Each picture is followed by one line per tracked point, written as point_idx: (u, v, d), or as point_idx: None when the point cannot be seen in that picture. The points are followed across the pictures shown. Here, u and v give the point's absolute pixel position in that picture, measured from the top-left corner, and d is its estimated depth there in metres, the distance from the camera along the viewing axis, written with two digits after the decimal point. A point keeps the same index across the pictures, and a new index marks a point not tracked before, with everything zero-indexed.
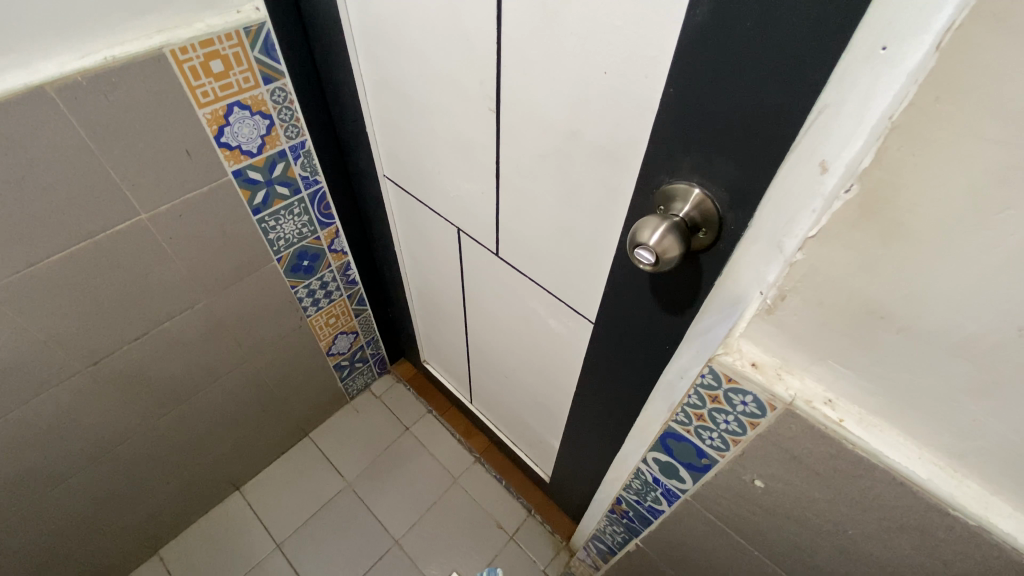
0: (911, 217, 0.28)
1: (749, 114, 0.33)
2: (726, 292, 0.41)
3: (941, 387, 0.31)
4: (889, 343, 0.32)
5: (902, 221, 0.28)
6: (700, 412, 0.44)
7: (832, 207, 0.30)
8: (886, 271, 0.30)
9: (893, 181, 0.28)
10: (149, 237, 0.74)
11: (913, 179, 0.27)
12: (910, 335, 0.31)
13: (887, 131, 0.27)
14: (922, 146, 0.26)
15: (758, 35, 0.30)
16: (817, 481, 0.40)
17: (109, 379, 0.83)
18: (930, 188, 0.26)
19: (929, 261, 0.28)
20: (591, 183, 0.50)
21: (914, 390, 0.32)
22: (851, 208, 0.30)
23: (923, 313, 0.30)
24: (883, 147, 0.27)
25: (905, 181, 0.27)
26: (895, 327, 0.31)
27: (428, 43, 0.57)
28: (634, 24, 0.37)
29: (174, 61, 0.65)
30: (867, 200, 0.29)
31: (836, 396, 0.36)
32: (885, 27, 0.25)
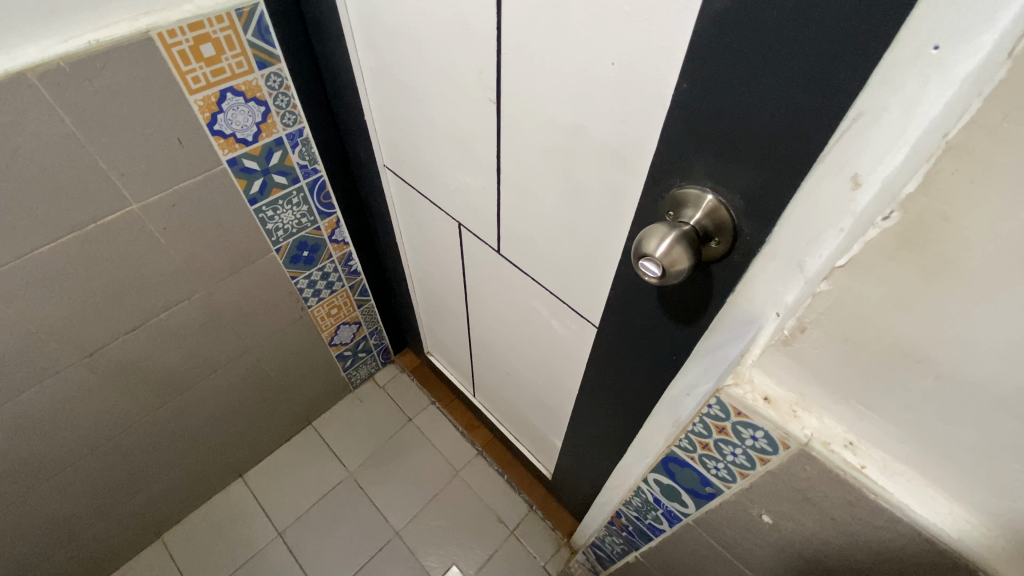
0: (961, 254, 0.24)
1: (773, 116, 0.29)
2: (738, 311, 0.37)
3: (983, 442, 0.27)
4: (925, 389, 0.28)
5: (947, 258, 0.25)
6: (706, 441, 0.41)
7: (865, 235, 0.27)
8: (927, 311, 0.26)
9: (942, 212, 0.24)
10: (142, 227, 0.72)
11: (964, 211, 0.23)
12: (951, 384, 0.27)
13: (940, 151, 0.23)
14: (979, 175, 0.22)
15: (786, 26, 0.26)
16: (832, 524, 0.36)
17: (106, 370, 0.82)
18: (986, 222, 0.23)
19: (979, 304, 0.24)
20: (596, 182, 0.47)
21: (950, 440, 0.29)
22: (888, 238, 0.26)
23: (969, 361, 0.26)
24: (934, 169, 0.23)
25: (956, 213, 0.23)
26: (933, 374, 0.28)
27: (425, 27, 0.53)
28: (646, 12, 0.33)
29: (162, 45, 0.62)
30: (905, 230, 0.25)
31: (859, 439, 0.33)
32: (938, 21, 0.21)
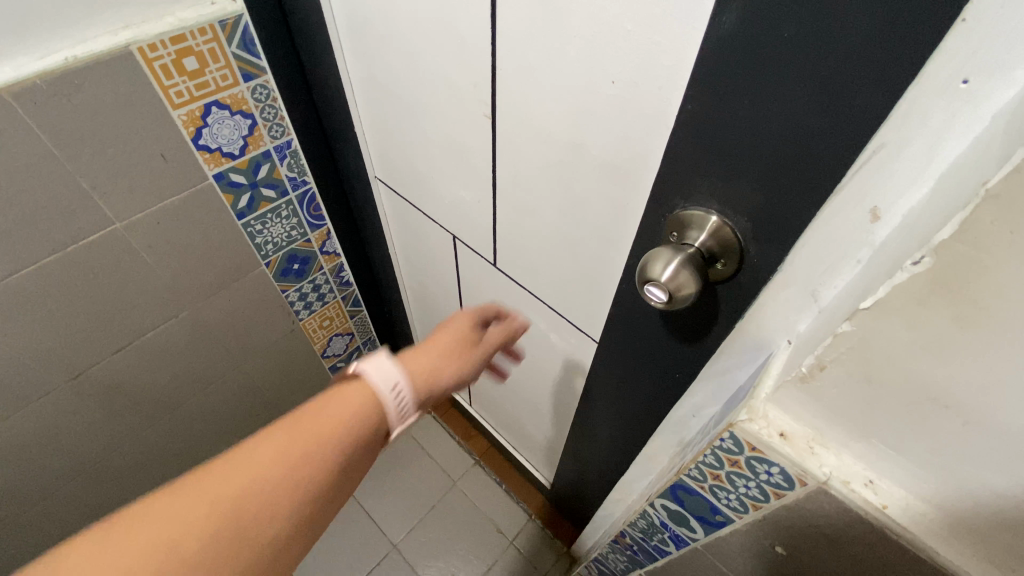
0: (1004, 303, 0.20)
1: (784, 142, 0.29)
2: (748, 337, 0.38)
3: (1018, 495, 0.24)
4: (954, 435, 0.25)
5: (987, 306, 0.21)
6: (717, 473, 0.37)
7: (895, 277, 0.23)
8: (960, 358, 0.23)
9: (977, 261, 0.20)
10: (126, 246, 0.70)
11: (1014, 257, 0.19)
12: (982, 431, 0.24)
13: (979, 197, 0.19)
14: None
15: (800, 49, 0.26)
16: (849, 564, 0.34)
17: (91, 392, 0.79)
18: None
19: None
20: (596, 199, 0.45)
21: (978, 487, 0.26)
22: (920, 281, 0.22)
23: (1001, 410, 0.23)
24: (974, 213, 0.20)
25: (1002, 260, 0.20)
26: (960, 420, 0.24)
27: (417, 40, 0.52)
28: (649, 31, 0.32)
29: (143, 59, 0.59)
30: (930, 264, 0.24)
31: (878, 476, 0.30)
32: (969, 56, 0.21)
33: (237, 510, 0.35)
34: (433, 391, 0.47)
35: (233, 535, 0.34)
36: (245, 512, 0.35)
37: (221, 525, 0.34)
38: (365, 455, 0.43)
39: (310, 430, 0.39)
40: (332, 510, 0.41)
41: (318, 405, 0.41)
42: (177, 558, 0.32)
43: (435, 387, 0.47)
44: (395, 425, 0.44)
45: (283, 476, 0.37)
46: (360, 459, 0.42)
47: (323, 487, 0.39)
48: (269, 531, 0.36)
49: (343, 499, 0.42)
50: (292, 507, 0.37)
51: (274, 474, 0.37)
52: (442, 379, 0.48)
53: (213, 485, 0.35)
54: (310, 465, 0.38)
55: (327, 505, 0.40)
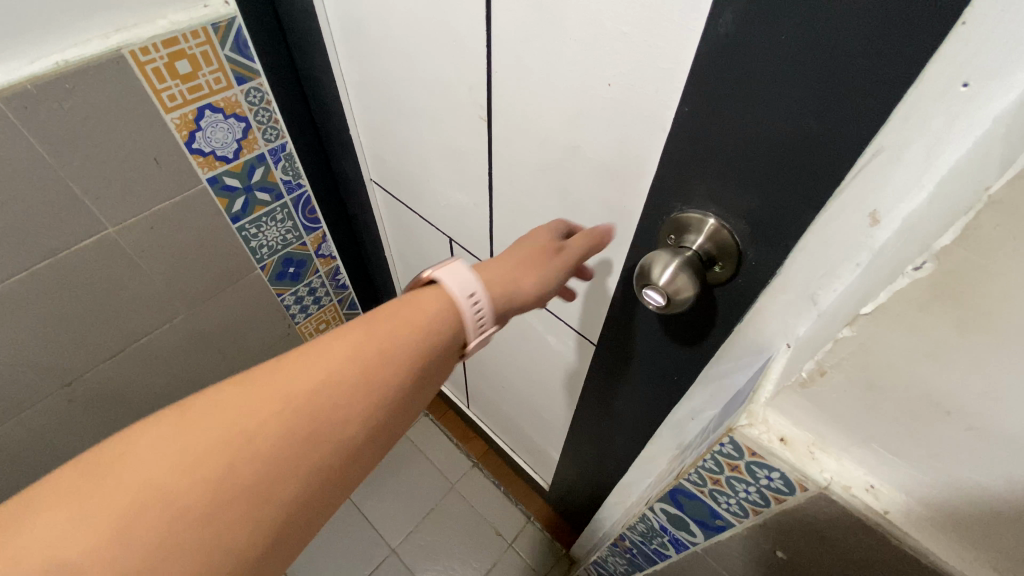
0: (1006, 309, 0.20)
1: (783, 146, 0.28)
2: (747, 340, 0.39)
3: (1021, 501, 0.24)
4: (955, 442, 0.25)
5: (989, 313, 0.21)
6: (717, 477, 0.37)
7: (896, 283, 0.23)
8: (962, 364, 0.23)
9: (979, 266, 0.20)
10: (119, 251, 0.69)
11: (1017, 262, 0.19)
12: (984, 437, 0.24)
13: (982, 202, 0.19)
14: None
15: (798, 51, 0.25)
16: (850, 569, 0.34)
17: (85, 398, 0.79)
18: None
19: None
20: (593, 202, 0.45)
21: (981, 494, 0.25)
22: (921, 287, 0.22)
23: (1002, 416, 0.23)
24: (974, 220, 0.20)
25: (1006, 266, 0.19)
26: (962, 426, 0.24)
27: (412, 42, 0.51)
28: (645, 33, 0.32)
29: (135, 63, 0.59)
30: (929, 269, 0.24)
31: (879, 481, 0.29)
32: (968, 58, 0.21)
33: (314, 405, 0.32)
34: (518, 304, 0.42)
35: (309, 431, 0.32)
36: (318, 413, 0.32)
37: (299, 419, 0.32)
38: (443, 363, 0.39)
39: (392, 329, 0.36)
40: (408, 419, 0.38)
41: (399, 305, 0.38)
42: (253, 447, 0.30)
43: (518, 300, 0.42)
44: (474, 336, 0.40)
45: (363, 373, 0.34)
46: (439, 367, 0.39)
47: (402, 393, 0.36)
48: (346, 432, 0.33)
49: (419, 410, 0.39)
50: (370, 407, 0.34)
51: (355, 370, 0.34)
52: (523, 292, 0.41)
53: (288, 380, 0.33)
54: (392, 367, 0.35)
55: (405, 413, 0.37)
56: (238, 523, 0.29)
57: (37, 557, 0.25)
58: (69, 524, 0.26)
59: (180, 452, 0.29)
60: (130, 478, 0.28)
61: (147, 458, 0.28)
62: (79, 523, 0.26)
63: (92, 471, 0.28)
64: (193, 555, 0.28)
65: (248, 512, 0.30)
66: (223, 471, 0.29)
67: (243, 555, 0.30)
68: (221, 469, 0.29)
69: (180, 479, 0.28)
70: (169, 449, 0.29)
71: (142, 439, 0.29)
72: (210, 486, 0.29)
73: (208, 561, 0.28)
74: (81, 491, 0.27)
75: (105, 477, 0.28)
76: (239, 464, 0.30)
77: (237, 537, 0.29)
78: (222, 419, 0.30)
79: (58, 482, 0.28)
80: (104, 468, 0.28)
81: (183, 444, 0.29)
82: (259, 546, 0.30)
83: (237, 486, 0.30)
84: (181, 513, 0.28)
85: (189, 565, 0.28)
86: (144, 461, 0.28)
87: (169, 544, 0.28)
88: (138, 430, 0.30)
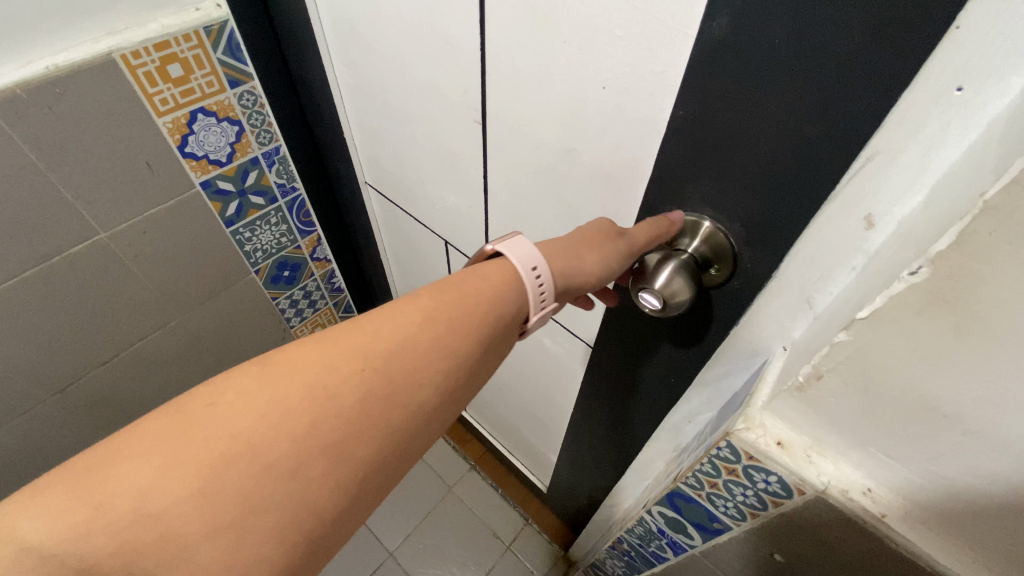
0: (1002, 314, 0.20)
1: (778, 148, 0.28)
2: (744, 342, 0.39)
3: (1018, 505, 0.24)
4: (953, 445, 0.25)
5: (985, 317, 0.21)
6: (714, 481, 0.37)
7: (893, 287, 0.23)
8: (958, 368, 0.23)
9: (975, 271, 0.20)
10: (112, 256, 0.69)
11: (1014, 268, 0.19)
12: (982, 441, 0.24)
13: (976, 209, 0.19)
14: None
15: (792, 55, 0.25)
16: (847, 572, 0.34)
17: (78, 405, 0.78)
18: None
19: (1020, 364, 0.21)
20: (589, 205, 0.45)
21: (979, 498, 0.25)
22: (917, 292, 0.22)
23: (999, 420, 0.23)
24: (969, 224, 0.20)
25: (1000, 270, 0.19)
26: (959, 430, 0.24)
27: (405, 44, 0.51)
28: (639, 37, 0.31)
29: (126, 67, 0.58)
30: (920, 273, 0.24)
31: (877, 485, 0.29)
32: (963, 63, 0.21)
33: (389, 366, 0.31)
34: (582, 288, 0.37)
35: (384, 393, 0.30)
36: (389, 374, 0.31)
37: (375, 380, 0.30)
38: (511, 334, 0.37)
39: (464, 291, 0.34)
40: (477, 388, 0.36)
41: (469, 271, 0.36)
42: (331, 406, 0.29)
43: (583, 284, 0.37)
44: (535, 314, 0.37)
45: (436, 335, 0.33)
46: (508, 337, 0.37)
47: (473, 359, 0.34)
48: (420, 396, 0.32)
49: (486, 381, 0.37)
50: (444, 371, 0.33)
51: (429, 332, 0.33)
52: (588, 276, 0.37)
53: (357, 341, 0.31)
54: (465, 330, 0.33)
55: (475, 381, 0.35)
56: (316, 486, 0.28)
57: (127, 506, 0.25)
58: (155, 475, 0.26)
59: (262, 407, 0.28)
60: (215, 431, 0.27)
61: (230, 411, 0.28)
62: (165, 474, 0.26)
63: (178, 424, 0.27)
64: (275, 514, 0.27)
65: (327, 474, 0.28)
66: (303, 429, 0.28)
67: (320, 519, 0.28)
68: (301, 426, 0.28)
69: (255, 434, 0.28)
70: (253, 403, 0.28)
71: (226, 391, 0.29)
72: (291, 444, 0.28)
73: (287, 521, 0.28)
74: (168, 441, 0.27)
75: (190, 430, 0.27)
76: (319, 423, 0.29)
77: (315, 500, 0.28)
78: (300, 376, 0.29)
79: (143, 431, 0.27)
80: (190, 420, 0.27)
81: (266, 400, 0.28)
82: (335, 511, 0.29)
83: (313, 443, 0.28)
84: (264, 469, 0.27)
85: (270, 523, 0.27)
86: (228, 414, 0.28)
87: (251, 501, 0.27)
88: (221, 382, 0.29)
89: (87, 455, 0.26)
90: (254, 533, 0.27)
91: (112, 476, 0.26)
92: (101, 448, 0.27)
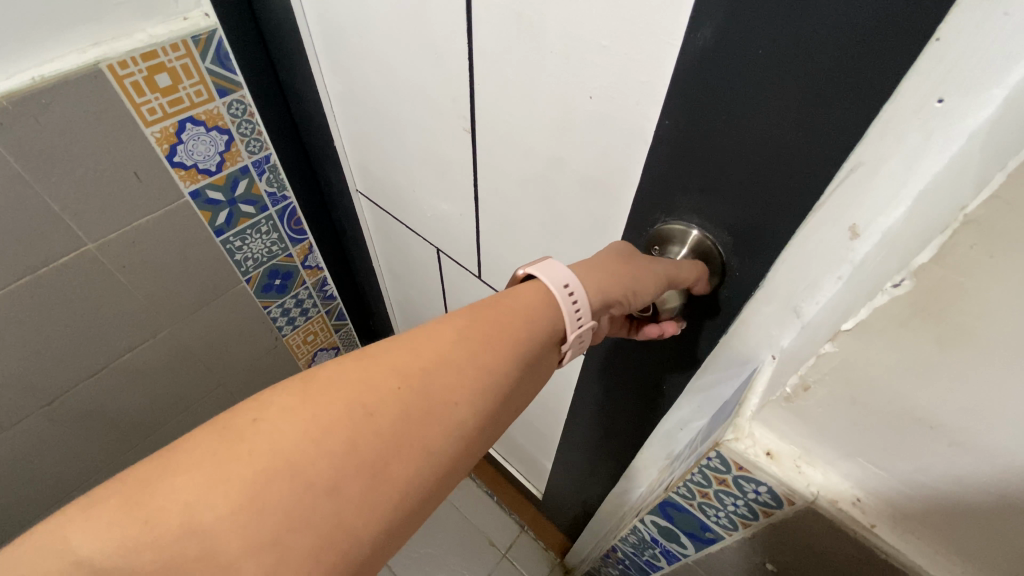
0: (985, 326, 0.20)
1: (762, 157, 0.29)
2: (734, 352, 0.39)
3: (1006, 518, 0.24)
4: (940, 457, 0.25)
5: (967, 329, 0.21)
6: (705, 491, 0.37)
7: (877, 299, 0.23)
8: (943, 379, 0.23)
9: (958, 283, 0.20)
10: (99, 267, 0.68)
11: (994, 280, 0.19)
12: (969, 453, 0.23)
13: (958, 222, 0.19)
14: (1009, 246, 0.18)
15: (775, 66, 0.25)
16: None
17: (67, 417, 0.77)
18: (1016, 295, 0.19)
19: (1004, 373, 0.21)
20: (578, 212, 0.45)
21: (969, 510, 0.25)
22: (900, 305, 0.22)
23: (986, 432, 0.22)
24: (952, 239, 0.19)
25: (980, 283, 0.19)
26: (946, 440, 0.24)
27: (394, 53, 0.51)
28: (625, 47, 0.31)
29: (113, 77, 0.58)
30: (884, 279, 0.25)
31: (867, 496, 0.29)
32: (943, 75, 0.21)
33: (427, 384, 0.30)
34: (618, 305, 0.36)
35: (423, 411, 0.29)
36: (430, 392, 0.30)
37: (411, 399, 0.29)
38: (546, 356, 0.36)
39: (502, 309, 0.33)
40: (514, 408, 0.35)
41: (506, 291, 0.35)
42: (371, 422, 0.28)
43: (620, 301, 0.36)
44: (572, 334, 0.35)
45: (474, 352, 0.32)
46: (544, 357, 0.35)
47: (512, 375, 0.33)
48: (460, 415, 0.31)
49: (524, 401, 0.36)
50: (483, 389, 0.32)
51: (467, 349, 0.32)
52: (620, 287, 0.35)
53: (399, 358, 0.31)
54: (503, 347, 0.33)
55: (511, 401, 0.34)
56: (355, 506, 0.27)
57: (152, 518, 0.24)
58: (197, 490, 0.25)
59: (307, 421, 0.27)
60: (261, 445, 0.26)
61: (275, 428, 0.27)
62: (206, 489, 0.25)
63: (222, 438, 0.26)
64: (314, 534, 0.26)
65: (365, 494, 0.27)
66: (343, 445, 0.27)
67: (359, 542, 0.27)
68: (342, 444, 0.27)
69: (300, 451, 0.26)
70: (297, 420, 0.27)
71: (269, 407, 0.28)
72: (330, 464, 0.27)
73: (330, 542, 0.26)
74: (213, 455, 0.26)
75: (237, 446, 0.26)
76: (358, 441, 0.28)
77: (355, 523, 0.27)
78: (339, 393, 0.28)
79: (187, 445, 0.26)
80: (231, 435, 0.27)
81: (309, 414, 0.27)
82: (376, 533, 0.27)
83: (355, 460, 0.27)
84: (305, 486, 0.26)
85: (312, 543, 0.26)
86: (272, 430, 0.27)
87: (291, 520, 0.25)
88: (262, 398, 0.28)
89: (129, 470, 0.25)
90: (296, 554, 0.25)
91: (155, 491, 0.25)
92: (151, 461, 0.26)
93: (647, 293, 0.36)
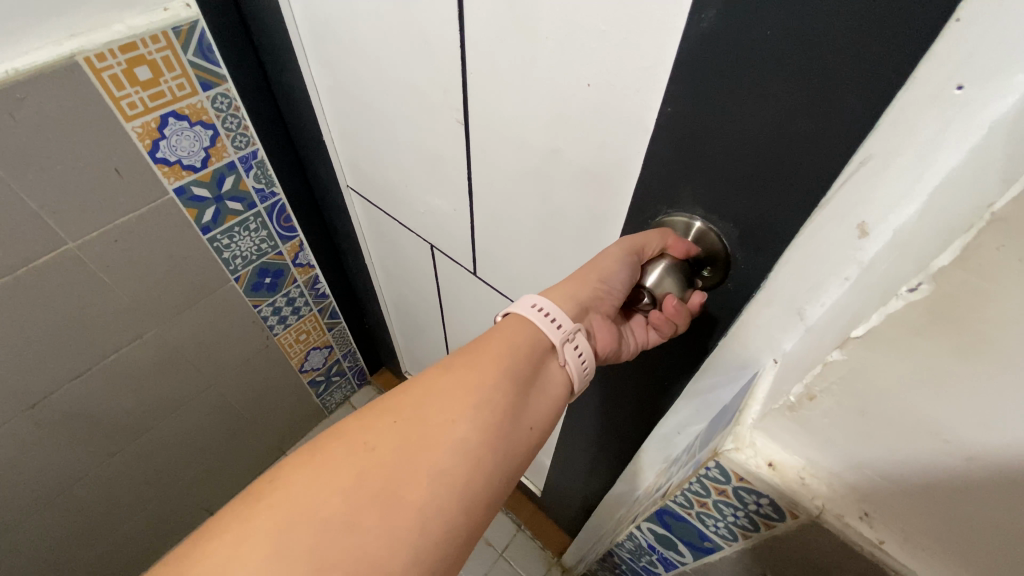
0: (1008, 336, 0.19)
1: (770, 150, 0.27)
2: (734, 354, 0.38)
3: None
4: (957, 473, 0.23)
5: (987, 338, 0.19)
6: (704, 501, 0.35)
7: (891, 304, 0.21)
8: (961, 390, 0.21)
9: (980, 288, 0.18)
10: (82, 266, 0.66)
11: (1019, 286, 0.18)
12: (989, 469, 0.22)
13: (984, 221, 0.17)
14: None
15: (784, 52, 0.24)
16: None
17: (53, 420, 0.75)
18: None
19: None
20: (575, 207, 0.43)
21: (985, 528, 0.23)
22: (916, 310, 0.21)
23: (1007, 447, 0.21)
24: (976, 242, 0.18)
25: (1005, 288, 0.18)
26: (962, 455, 0.22)
27: (383, 43, 0.49)
28: (623, 32, 0.29)
29: (91, 70, 0.56)
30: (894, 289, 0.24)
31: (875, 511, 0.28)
32: (962, 60, 0.20)
33: (423, 414, 0.32)
34: (598, 303, 0.39)
35: (420, 437, 0.31)
36: (427, 420, 0.32)
37: (404, 427, 0.31)
38: (545, 380, 0.37)
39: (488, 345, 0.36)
40: (532, 425, 0.35)
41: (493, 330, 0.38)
42: (375, 456, 0.30)
43: (596, 298, 0.38)
44: (562, 340, 0.37)
45: (463, 381, 0.34)
46: (545, 381, 0.37)
47: (510, 395, 0.34)
48: (463, 436, 0.32)
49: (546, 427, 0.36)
50: (479, 410, 0.33)
51: (454, 380, 0.34)
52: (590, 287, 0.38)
53: (395, 400, 0.33)
54: (491, 369, 0.35)
55: (521, 420, 0.35)
56: (375, 538, 0.28)
57: None
58: None
59: (316, 471, 0.29)
60: (275, 501, 0.28)
61: (288, 484, 0.29)
62: None
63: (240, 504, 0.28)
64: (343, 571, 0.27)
65: (381, 524, 0.28)
66: (349, 481, 0.29)
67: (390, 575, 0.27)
68: (350, 480, 0.29)
69: (314, 498, 0.28)
70: (307, 472, 0.29)
71: (282, 469, 0.30)
72: (340, 500, 0.28)
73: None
74: None
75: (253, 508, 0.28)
76: (366, 473, 0.29)
77: (380, 552, 0.28)
78: (341, 439, 0.31)
79: None
80: None
81: (318, 464, 0.30)
82: (406, 561, 0.28)
83: (367, 493, 0.29)
84: (323, 526, 0.28)
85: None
86: (283, 487, 0.29)
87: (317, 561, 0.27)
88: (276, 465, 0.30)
89: None
90: None
91: None
92: None
93: (619, 279, 0.37)
